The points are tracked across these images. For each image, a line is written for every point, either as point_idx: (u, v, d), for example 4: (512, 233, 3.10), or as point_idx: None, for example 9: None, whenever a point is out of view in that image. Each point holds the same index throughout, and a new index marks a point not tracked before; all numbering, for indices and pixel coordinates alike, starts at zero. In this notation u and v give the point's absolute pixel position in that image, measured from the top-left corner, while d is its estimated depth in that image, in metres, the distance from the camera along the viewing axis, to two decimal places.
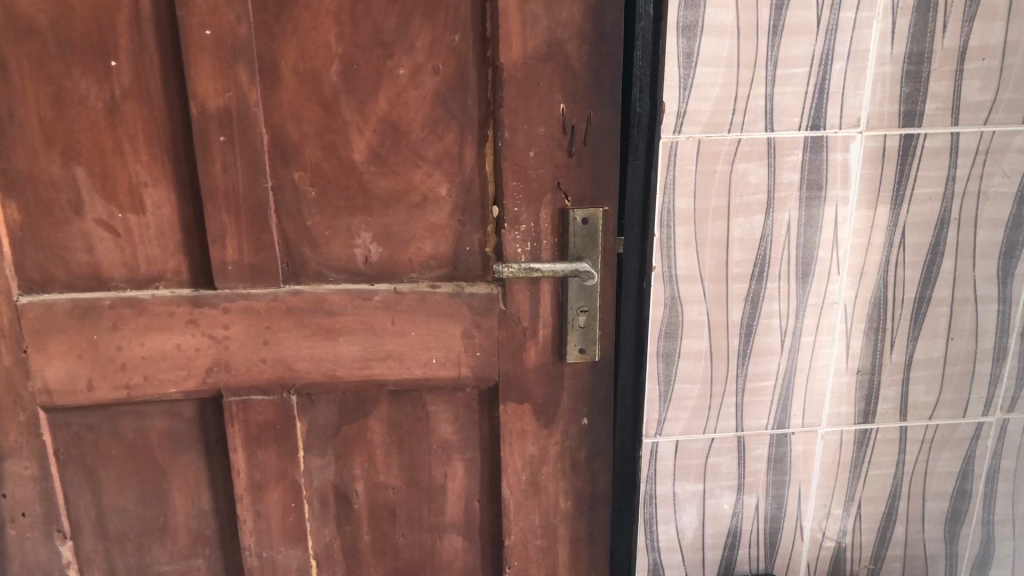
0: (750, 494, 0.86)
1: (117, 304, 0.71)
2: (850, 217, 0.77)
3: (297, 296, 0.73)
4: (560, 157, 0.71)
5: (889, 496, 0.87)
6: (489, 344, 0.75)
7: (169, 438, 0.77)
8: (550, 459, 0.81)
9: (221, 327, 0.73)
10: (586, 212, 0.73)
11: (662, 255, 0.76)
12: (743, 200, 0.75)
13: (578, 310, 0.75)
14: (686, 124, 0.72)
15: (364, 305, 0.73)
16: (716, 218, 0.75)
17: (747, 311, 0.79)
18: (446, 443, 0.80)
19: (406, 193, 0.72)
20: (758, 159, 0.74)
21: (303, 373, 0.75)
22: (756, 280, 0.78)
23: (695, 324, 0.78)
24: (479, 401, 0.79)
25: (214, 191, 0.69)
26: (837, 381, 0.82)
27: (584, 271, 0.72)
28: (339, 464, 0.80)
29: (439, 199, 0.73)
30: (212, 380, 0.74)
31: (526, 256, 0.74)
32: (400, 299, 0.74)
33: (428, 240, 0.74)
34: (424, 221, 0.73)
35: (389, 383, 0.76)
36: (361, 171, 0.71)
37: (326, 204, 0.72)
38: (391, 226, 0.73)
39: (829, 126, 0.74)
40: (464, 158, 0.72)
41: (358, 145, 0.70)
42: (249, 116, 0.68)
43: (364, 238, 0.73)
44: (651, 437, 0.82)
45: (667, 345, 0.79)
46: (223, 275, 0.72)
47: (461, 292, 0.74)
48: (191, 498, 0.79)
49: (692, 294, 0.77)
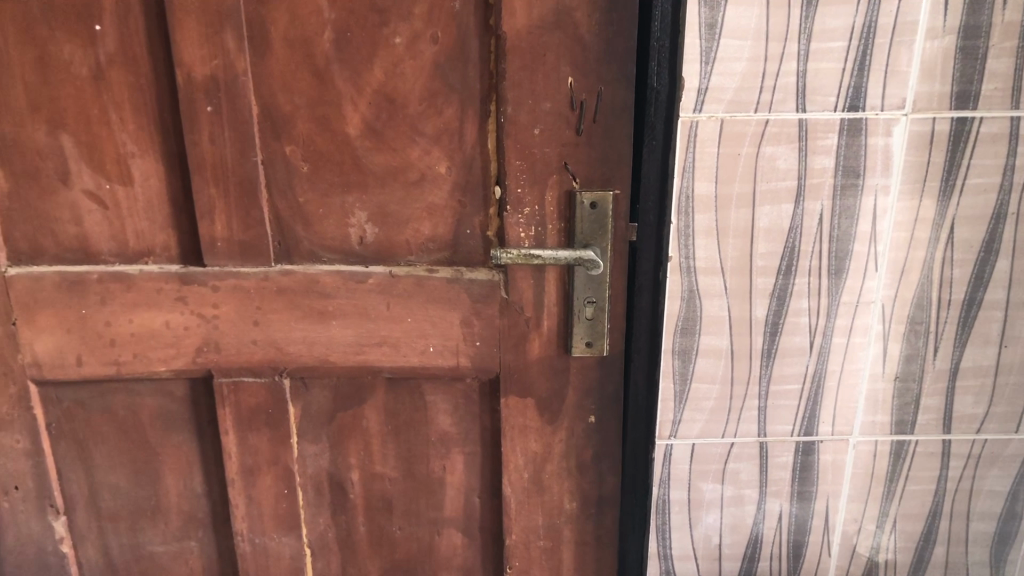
0: (772, 502, 0.79)
1: (106, 279, 0.69)
2: (891, 208, 0.69)
3: (288, 276, 0.69)
4: (567, 134, 0.66)
5: (928, 514, 0.80)
6: (489, 333, 0.71)
7: (161, 417, 0.75)
8: (555, 457, 0.76)
9: (210, 305, 0.70)
10: (594, 196, 0.67)
11: (679, 245, 0.70)
12: (770, 186, 0.68)
13: (585, 301, 0.70)
14: (708, 102, 0.66)
15: (357, 288, 0.70)
16: (740, 205, 0.69)
17: (774, 308, 0.72)
18: (445, 435, 0.76)
19: (403, 170, 0.68)
20: (788, 142, 0.67)
21: (294, 356, 0.72)
22: (783, 275, 0.71)
23: (715, 319, 0.72)
24: (480, 393, 0.74)
25: (202, 163, 0.66)
26: (872, 389, 0.75)
27: (590, 259, 0.67)
28: (334, 452, 0.76)
29: (439, 177, 0.68)
30: (203, 360, 0.72)
31: (530, 241, 0.69)
32: (395, 283, 0.69)
33: (426, 221, 0.69)
34: (423, 200, 0.69)
35: (385, 370, 0.72)
36: (355, 146, 0.67)
37: (319, 180, 0.68)
38: (388, 205, 0.69)
39: (869, 107, 0.66)
40: (465, 134, 0.67)
41: (352, 118, 0.66)
42: (237, 85, 0.64)
43: (359, 217, 0.69)
44: (665, 439, 0.76)
45: (683, 342, 0.73)
46: (212, 252, 0.69)
47: (461, 278, 0.69)
48: (184, 479, 0.77)
49: (712, 288, 0.71)
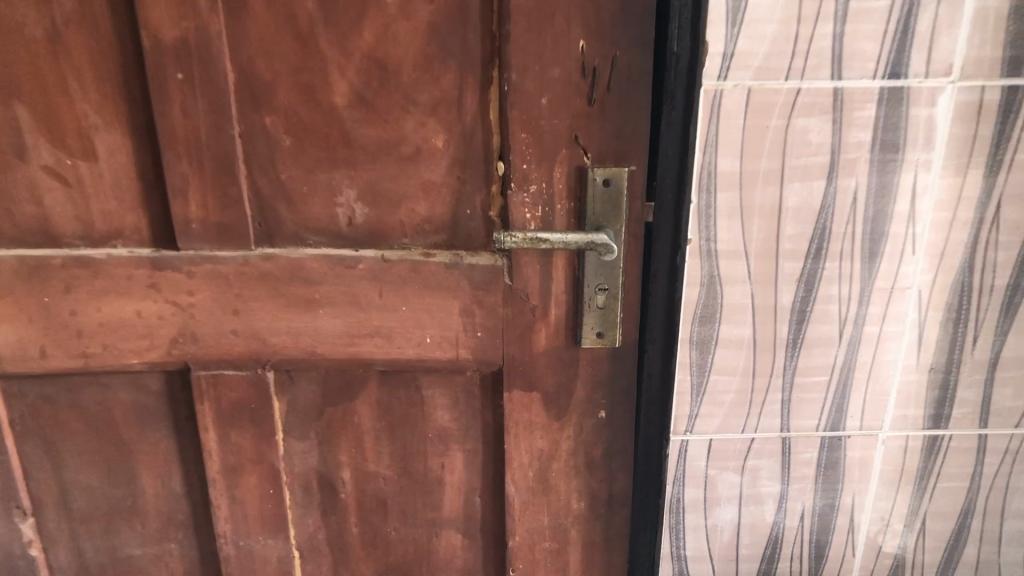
0: (794, 502, 0.74)
1: (70, 264, 0.63)
2: (932, 185, 0.63)
3: (270, 261, 0.63)
4: (579, 105, 0.59)
5: (959, 513, 0.75)
6: (491, 323, 0.65)
7: (135, 412, 0.69)
8: (562, 455, 0.70)
9: (186, 293, 0.64)
10: (607, 172, 0.61)
11: (700, 226, 0.64)
12: (801, 162, 0.62)
13: (596, 288, 0.64)
14: (734, 68, 0.59)
15: (347, 274, 0.64)
16: (767, 183, 0.63)
17: (801, 295, 0.66)
18: (444, 431, 0.70)
19: (396, 144, 0.61)
20: (822, 113, 0.61)
21: (279, 348, 0.66)
22: (812, 260, 0.65)
23: (737, 307, 0.67)
24: (481, 386, 0.69)
25: (173, 137, 0.60)
26: (905, 381, 0.70)
27: (602, 244, 0.60)
28: (324, 450, 0.71)
29: (435, 152, 0.62)
30: (179, 352, 0.66)
31: (537, 223, 0.63)
32: (388, 269, 0.63)
33: (422, 201, 0.63)
34: (418, 177, 0.62)
35: (378, 363, 0.67)
36: (343, 117, 0.60)
37: (303, 155, 0.62)
38: (379, 183, 0.62)
39: (912, 74, 0.60)
40: (464, 104, 0.60)
41: (339, 87, 0.60)
42: (211, 49, 0.58)
43: (348, 195, 0.63)
44: (681, 435, 0.71)
45: (701, 331, 0.67)
46: (187, 235, 0.63)
47: (460, 263, 0.63)
48: (162, 478, 0.72)
49: (734, 273, 0.65)
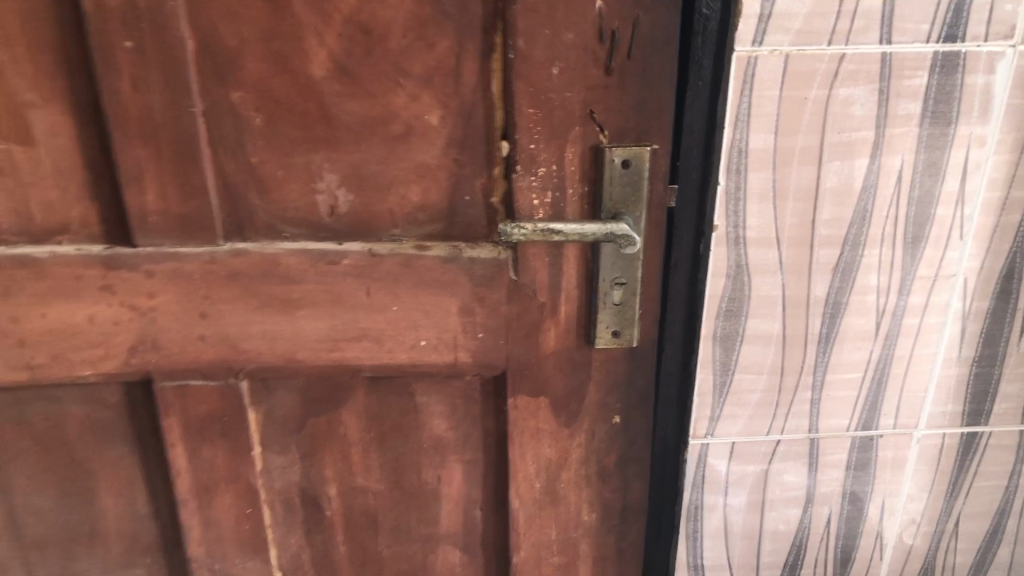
0: (820, 507, 0.69)
1: (7, 264, 0.54)
2: (985, 162, 0.56)
3: (241, 258, 0.55)
4: (594, 75, 0.52)
5: (995, 513, 0.69)
6: (494, 323, 0.58)
7: (91, 428, 0.61)
8: (571, 464, 0.63)
9: (145, 295, 0.56)
10: (627, 152, 0.53)
11: (727, 210, 0.57)
12: (842, 138, 0.55)
13: (612, 282, 0.57)
14: (771, 31, 0.52)
15: (330, 271, 0.56)
16: (804, 162, 0.56)
17: (837, 285, 0.60)
18: (440, 441, 0.63)
19: (384, 122, 0.53)
20: (867, 83, 0.54)
21: (254, 355, 0.58)
22: (850, 247, 0.59)
23: (766, 300, 0.60)
24: (481, 392, 0.61)
25: (123, 116, 0.51)
26: (944, 375, 0.64)
27: (623, 235, 0.53)
28: (306, 464, 0.63)
29: (429, 130, 0.54)
30: (139, 361, 0.58)
31: (545, 211, 0.55)
32: (377, 265, 0.56)
33: (415, 186, 0.55)
34: (410, 159, 0.54)
35: (366, 369, 0.59)
36: (322, 91, 0.52)
37: (277, 136, 0.53)
38: (365, 166, 0.54)
39: (969, 37, 0.53)
40: (463, 75, 0.52)
41: (317, 55, 0.51)
42: (165, 13, 0.49)
43: (329, 181, 0.55)
44: (701, 439, 0.64)
45: (726, 326, 0.60)
46: (143, 229, 0.55)
47: (459, 257, 0.56)
48: (125, 499, 0.64)
49: (764, 263, 0.59)
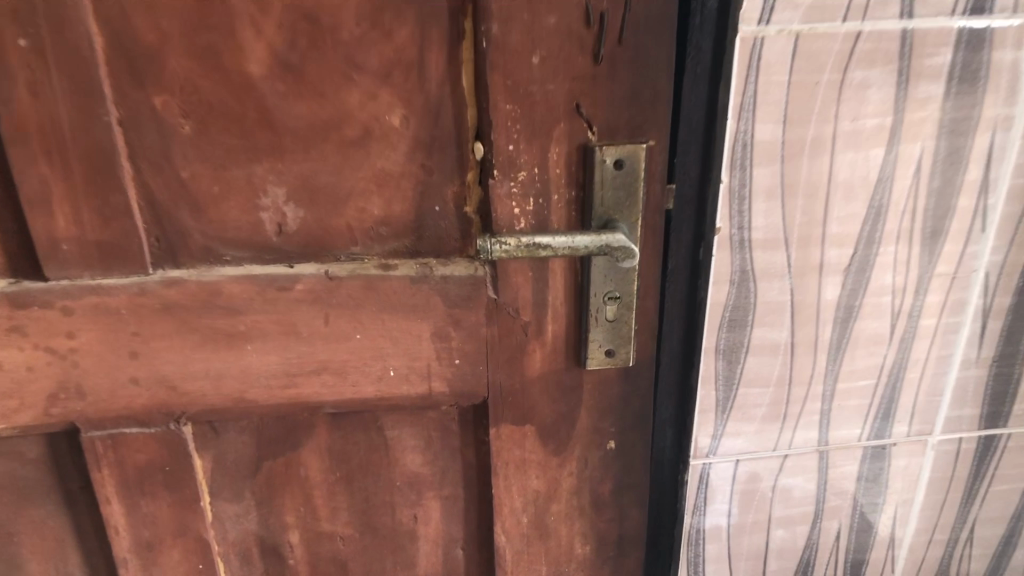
0: (829, 521, 0.63)
1: None
2: (1011, 146, 0.51)
3: (175, 288, 0.47)
4: (581, 64, 0.45)
5: (1012, 517, 0.65)
6: (472, 348, 0.51)
7: (11, 486, 0.53)
8: (562, 495, 0.57)
9: (64, 336, 0.48)
10: (620, 151, 0.47)
11: (731, 212, 0.51)
12: (857, 126, 0.49)
13: (605, 297, 0.50)
14: (780, 8, 0.45)
15: (281, 299, 0.48)
16: (815, 153, 0.49)
17: (849, 287, 0.54)
18: (415, 478, 0.56)
19: (337, 124, 0.46)
20: (885, 63, 0.48)
21: (197, 396, 0.50)
22: (864, 246, 0.53)
23: (773, 307, 0.54)
24: (460, 422, 0.55)
25: (21, 129, 0.43)
26: (962, 378, 0.59)
27: (622, 249, 0.46)
28: (264, 511, 0.56)
29: (390, 132, 0.46)
30: (61, 411, 0.50)
31: (528, 220, 0.48)
32: (335, 289, 0.48)
33: (375, 197, 0.48)
34: (369, 167, 0.47)
35: (327, 405, 0.52)
36: (262, 91, 0.44)
37: (210, 145, 0.45)
38: (316, 176, 0.47)
39: (998, 9, 0.47)
40: (427, 68, 0.45)
41: (253, 49, 0.43)
42: (64, 3, 0.41)
43: (275, 195, 0.47)
44: (702, 459, 0.59)
45: (729, 338, 0.55)
46: (56, 260, 0.46)
47: (430, 276, 0.49)
48: (56, 561, 0.56)
49: (771, 266, 0.53)
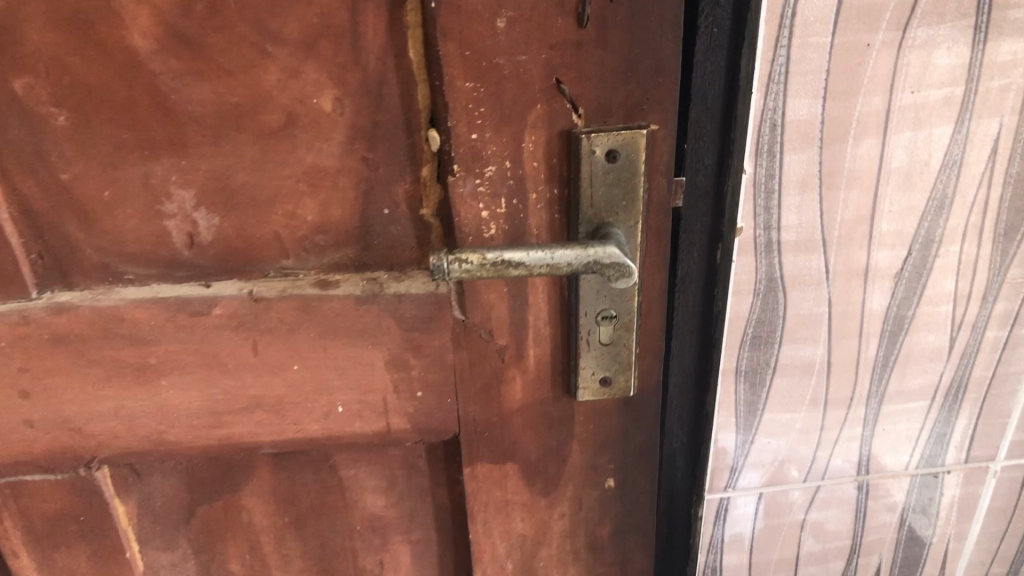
0: (868, 556, 0.54)
1: None
2: None
3: (66, 315, 0.38)
4: (562, 28, 0.34)
5: None
6: (437, 378, 0.42)
7: None
8: (553, 539, 0.48)
9: None
10: (614, 140, 0.37)
11: (755, 209, 0.41)
12: (919, 99, 0.39)
13: (597, 317, 0.41)
14: None
15: (197, 326, 0.39)
16: (864, 135, 0.39)
17: (901, 295, 0.44)
18: (379, 520, 0.48)
19: (251, 110, 0.36)
20: (957, 18, 0.37)
21: (107, 440, 0.42)
22: (920, 246, 0.43)
23: (806, 321, 0.45)
24: (429, 459, 0.46)
25: None
26: None
27: (619, 271, 0.36)
28: (203, 560, 0.48)
29: (320, 119, 0.36)
30: None
31: (499, 225, 0.39)
32: (263, 313, 0.39)
33: (308, 199, 0.38)
34: (297, 163, 0.37)
35: (265, 445, 0.43)
36: (151, 70, 0.34)
37: (92, 140, 0.36)
38: (230, 175, 0.37)
39: None
40: (363, 36, 0.35)
41: (134, 17, 0.33)
42: None
43: (182, 199, 0.37)
44: (720, 493, 0.51)
45: (753, 357, 0.46)
46: None
47: (381, 294, 0.39)
48: None
49: (805, 273, 0.43)
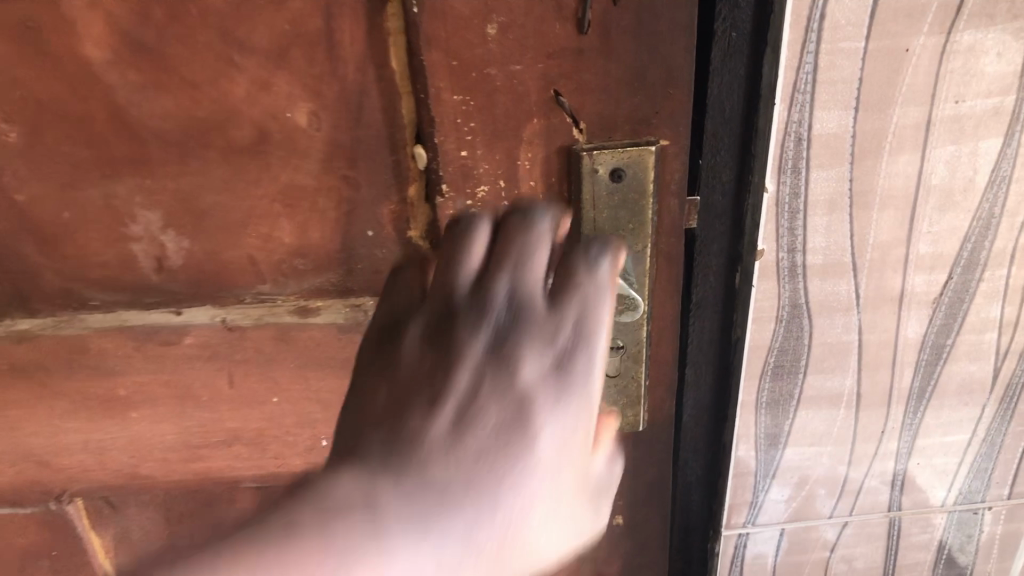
0: None
1: None
2: None
3: (26, 345, 0.36)
4: (560, 34, 0.30)
5: None
6: None
7: None
8: None
9: None
10: (619, 158, 0.33)
11: (778, 230, 0.37)
12: (963, 109, 0.34)
13: None
14: None
15: (167, 356, 0.37)
16: (900, 149, 0.35)
17: (939, 322, 0.40)
18: None
19: (219, 125, 0.32)
20: (1011, 18, 0.33)
21: (77, 473, 0.40)
22: (962, 270, 0.39)
23: (834, 350, 0.41)
24: None
25: None
26: None
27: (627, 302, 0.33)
28: None
29: (295, 135, 0.33)
30: None
31: None
32: (236, 343, 0.37)
33: (284, 220, 0.35)
34: (272, 181, 0.34)
35: (247, 478, 0.41)
36: (107, 83, 0.31)
37: (48, 158, 0.33)
38: (199, 195, 0.34)
39: None
40: (339, 45, 0.31)
41: (86, 24, 0.30)
42: None
43: (147, 221, 0.34)
44: (738, 529, 0.47)
45: (776, 388, 0.42)
46: None
47: (364, 322, 0.37)
48: None
49: (833, 298, 0.39)
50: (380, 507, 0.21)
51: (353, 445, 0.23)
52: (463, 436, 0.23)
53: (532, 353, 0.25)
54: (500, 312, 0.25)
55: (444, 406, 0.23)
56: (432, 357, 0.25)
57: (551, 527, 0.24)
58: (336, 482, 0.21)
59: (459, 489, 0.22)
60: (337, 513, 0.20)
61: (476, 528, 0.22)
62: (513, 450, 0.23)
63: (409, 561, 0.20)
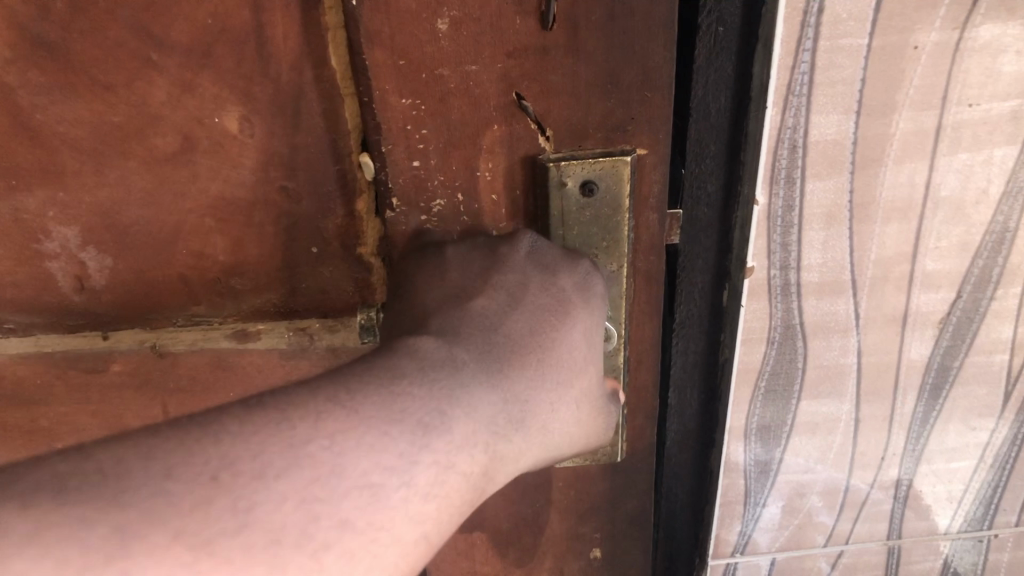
0: None
1: None
2: None
3: None
4: (522, 29, 0.27)
5: None
6: None
7: None
8: None
9: None
10: (590, 170, 0.29)
11: (770, 245, 0.33)
12: (978, 112, 0.31)
13: None
14: None
15: (95, 384, 0.34)
16: (907, 156, 0.31)
17: (946, 344, 0.37)
18: None
19: (138, 133, 0.29)
20: None
21: None
22: (973, 287, 0.35)
23: (830, 373, 0.37)
24: None
25: None
26: None
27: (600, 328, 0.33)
28: None
29: (224, 143, 0.29)
30: None
31: None
32: (169, 373, 0.34)
33: (218, 236, 0.31)
34: (202, 194, 0.30)
35: None
36: (7, 84, 0.27)
37: None
38: (121, 210, 0.30)
39: None
40: (270, 42, 0.27)
41: None
42: None
43: (64, 237, 0.31)
44: (726, 558, 0.43)
45: (768, 411, 0.39)
46: None
47: (311, 349, 0.34)
48: None
49: (830, 320, 0.36)
50: (453, 387, 0.24)
51: (429, 322, 0.28)
52: (513, 320, 0.29)
53: (565, 272, 0.30)
54: (532, 241, 0.30)
55: (498, 292, 0.29)
56: (476, 266, 0.30)
57: (568, 413, 0.30)
58: (420, 340, 0.26)
59: (510, 373, 0.27)
60: (419, 384, 0.24)
61: (526, 405, 0.27)
62: (554, 334, 0.29)
63: (472, 435, 0.24)
